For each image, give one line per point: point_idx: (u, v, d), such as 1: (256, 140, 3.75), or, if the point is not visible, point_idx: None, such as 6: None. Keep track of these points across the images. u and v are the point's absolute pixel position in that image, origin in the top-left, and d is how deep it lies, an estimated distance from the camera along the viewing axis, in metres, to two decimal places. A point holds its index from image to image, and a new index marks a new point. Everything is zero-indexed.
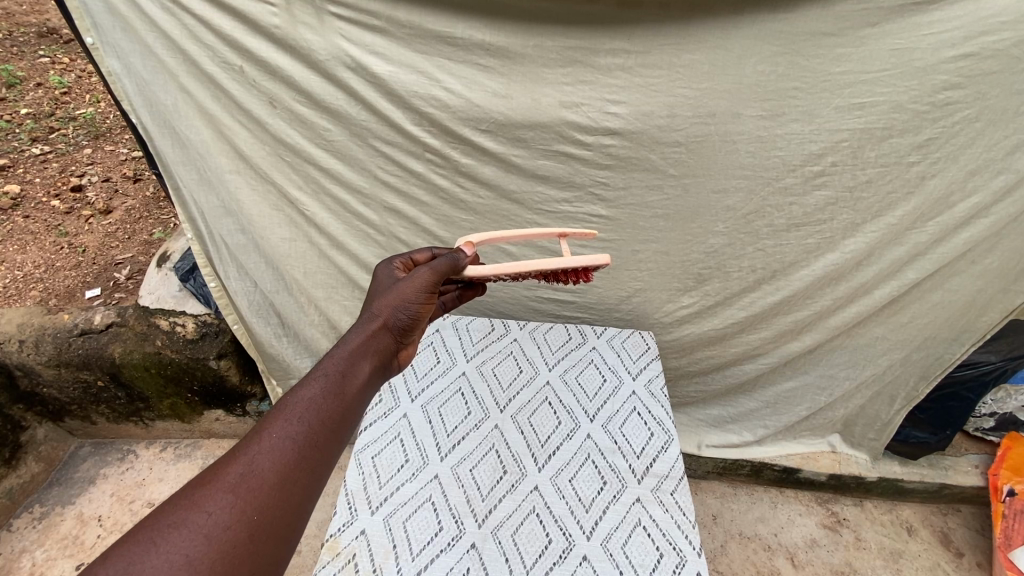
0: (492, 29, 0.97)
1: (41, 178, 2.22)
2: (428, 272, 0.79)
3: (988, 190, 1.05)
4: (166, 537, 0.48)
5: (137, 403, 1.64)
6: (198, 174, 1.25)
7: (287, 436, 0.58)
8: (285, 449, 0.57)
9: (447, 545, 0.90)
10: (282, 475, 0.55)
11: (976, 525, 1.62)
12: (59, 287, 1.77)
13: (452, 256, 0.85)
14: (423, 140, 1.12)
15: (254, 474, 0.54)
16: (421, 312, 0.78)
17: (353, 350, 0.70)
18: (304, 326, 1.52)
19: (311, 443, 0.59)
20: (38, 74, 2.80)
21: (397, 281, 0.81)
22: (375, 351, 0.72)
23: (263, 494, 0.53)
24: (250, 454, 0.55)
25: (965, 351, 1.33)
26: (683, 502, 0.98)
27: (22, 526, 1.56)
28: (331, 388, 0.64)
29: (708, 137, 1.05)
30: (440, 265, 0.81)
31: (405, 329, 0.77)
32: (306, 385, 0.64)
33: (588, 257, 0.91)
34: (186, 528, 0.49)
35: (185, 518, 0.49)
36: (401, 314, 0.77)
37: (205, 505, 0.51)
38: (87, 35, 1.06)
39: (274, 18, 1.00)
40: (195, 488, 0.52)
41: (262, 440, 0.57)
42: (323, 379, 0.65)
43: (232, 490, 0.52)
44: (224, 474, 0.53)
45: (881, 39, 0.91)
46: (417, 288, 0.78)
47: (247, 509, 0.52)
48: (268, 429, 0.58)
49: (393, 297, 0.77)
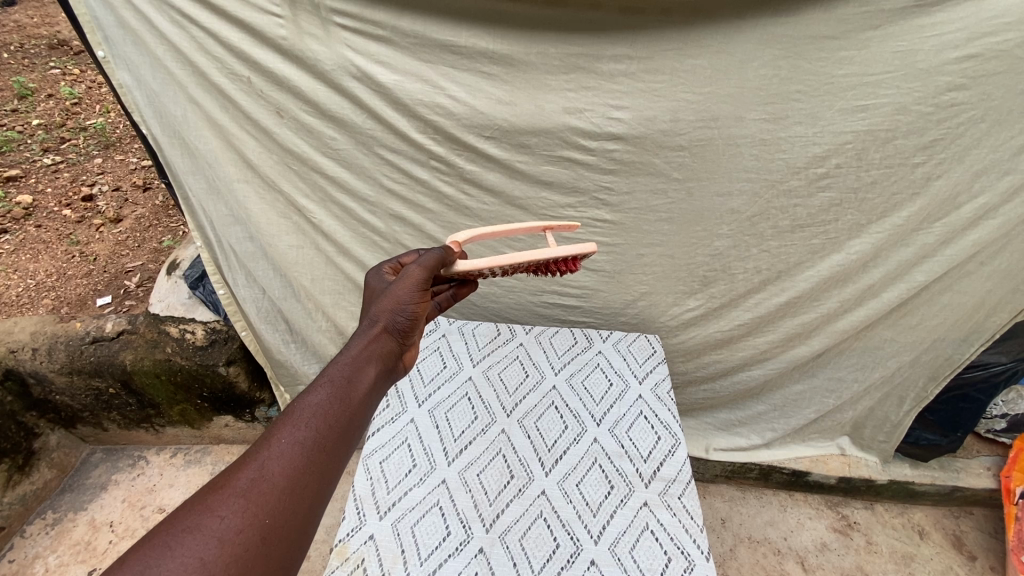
0: (494, 38, 0.98)
1: (52, 188, 2.25)
2: (419, 270, 0.80)
3: (995, 191, 1.04)
4: (181, 541, 0.49)
5: (148, 410, 1.66)
6: (206, 183, 1.27)
7: (295, 441, 0.58)
8: (293, 454, 0.57)
9: (455, 550, 0.90)
10: (292, 479, 0.56)
11: (989, 528, 1.60)
12: (71, 296, 1.81)
13: (440, 250, 0.84)
14: (427, 148, 1.13)
15: (264, 478, 0.55)
16: (418, 311, 0.79)
17: (355, 355, 0.71)
18: (312, 331, 1.53)
19: (319, 447, 0.60)
20: (49, 85, 2.85)
21: (390, 284, 0.81)
22: (378, 355, 0.73)
23: (274, 498, 0.54)
24: (260, 459, 0.56)
25: (974, 352, 1.32)
26: (691, 508, 0.98)
27: (35, 532, 1.58)
28: (337, 393, 0.65)
29: (711, 140, 1.05)
30: (427, 260, 0.82)
31: (405, 331, 0.78)
32: (311, 391, 0.65)
33: (576, 246, 0.94)
34: (200, 532, 0.50)
35: (199, 522, 0.50)
36: (400, 316, 0.77)
37: (218, 509, 0.51)
38: (99, 48, 1.08)
39: (280, 29, 1.01)
40: (207, 494, 0.53)
41: (270, 445, 0.57)
42: (328, 384, 0.66)
43: (243, 495, 0.53)
44: (235, 479, 0.54)
45: (883, 41, 0.91)
46: (410, 288, 0.78)
47: (258, 513, 0.52)
48: (276, 436, 0.58)
49: (389, 300, 0.77)
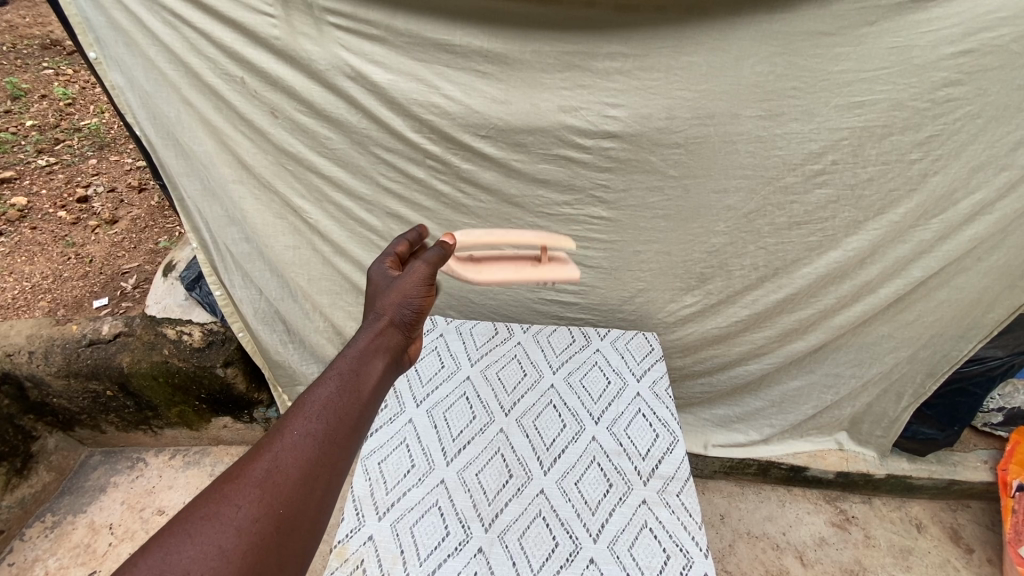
0: (490, 36, 0.97)
1: (47, 189, 2.24)
2: (424, 263, 0.80)
3: (992, 185, 1.04)
4: (200, 529, 0.49)
5: (145, 411, 1.66)
6: (201, 185, 1.26)
7: (308, 432, 0.58)
8: (306, 445, 0.57)
9: (455, 549, 0.90)
10: (305, 470, 0.56)
11: (986, 521, 1.61)
12: (68, 298, 1.81)
13: (441, 243, 0.85)
14: (423, 147, 1.13)
15: (277, 469, 0.55)
16: (423, 305, 0.79)
17: (363, 347, 0.71)
18: (309, 331, 1.53)
19: (331, 438, 0.59)
20: (43, 86, 2.84)
21: (395, 277, 0.81)
22: (386, 348, 0.73)
23: (288, 487, 0.54)
24: (273, 450, 0.56)
25: (972, 348, 1.33)
26: (689, 505, 0.98)
27: (35, 535, 1.58)
28: (346, 385, 0.65)
29: (707, 138, 1.05)
30: (431, 254, 0.82)
31: (411, 324, 0.78)
32: (320, 383, 0.65)
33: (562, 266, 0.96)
34: (217, 520, 0.50)
35: (215, 511, 0.51)
36: (405, 309, 0.77)
37: (234, 499, 0.52)
38: (91, 50, 1.07)
39: (273, 29, 1.01)
40: (223, 483, 0.53)
41: (283, 436, 0.57)
42: (337, 377, 0.66)
43: (258, 485, 0.53)
44: (250, 468, 0.54)
45: (880, 37, 0.91)
46: (416, 282, 0.79)
47: (273, 502, 0.52)
48: (288, 427, 0.58)
49: (396, 294, 0.77)
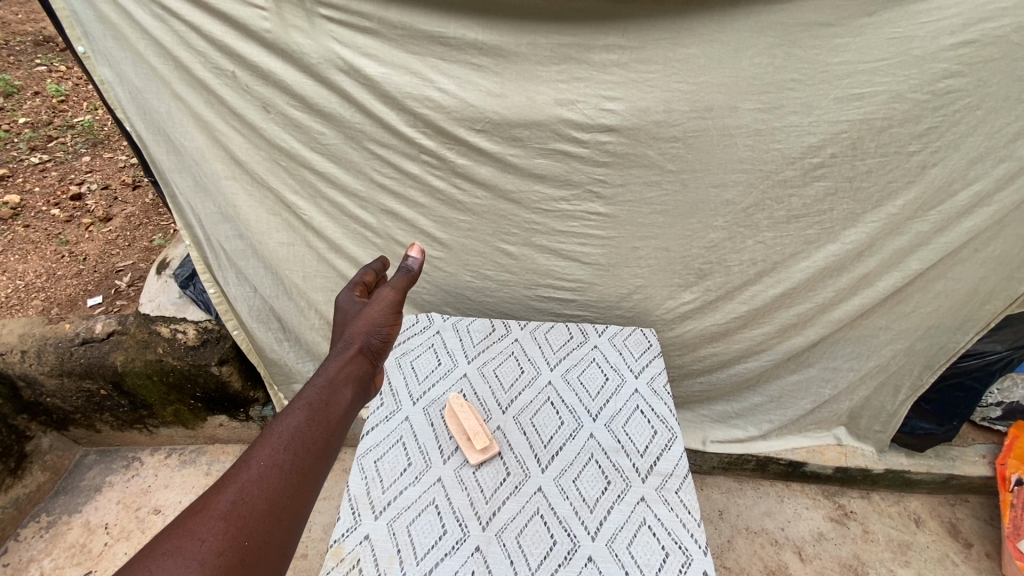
0: (484, 28, 0.96)
1: (40, 187, 2.22)
2: (390, 292, 0.86)
3: (990, 177, 1.03)
4: (163, 564, 0.51)
5: (140, 411, 1.65)
6: (194, 181, 1.25)
7: (274, 463, 0.61)
8: (272, 477, 0.60)
9: (453, 548, 0.90)
10: (270, 501, 0.59)
11: (985, 515, 1.61)
12: (61, 296, 1.79)
13: (405, 270, 0.91)
14: (418, 141, 1.11)
15: (243, 501, 0.57)
16: (391, 332, 0.85)
17: (331, 376, 0.75)
18: (304, 329, 1.51)
19: (297, 468, 0.63)
20: (36, 82, 2.81)
21: (363, 306, 0.87)
22: (354, 376, 0.77)
23: (253, 519, 0.57)
24: (239, 483, 0.59)
25: (969, 339, 1.32)
26: (688, 502, 0.97)
27: (29, 535, 1.57)
28: (314, 415, 0.69)
29: (705, 131, 1.04)
30: (398, 282, 0.88)
31: (379, 351, 0.83)
32: (288, 415, 0.68)
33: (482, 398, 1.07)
34: (181, 555, 0.52)
35: (180, 545, 0.53)
36: (373, 337, 0.82)
37: (199, 532, 0.54)
38: (79, 44, 1.05)
39: (263, 22, 0.99)
40: (188, 517, 0.55)
41: (250, 468, 0.60)
42: (306, 407, 0.70)
43: (223, 518, 0.55)
44: (216, 502, 0.57)
45: (879, 28, 0.90)
46: (383, 310, 0.84)
47: (238, 535, 0.55)
48: (255, 459, 0.61)
49: (362, 323, 0.83)
